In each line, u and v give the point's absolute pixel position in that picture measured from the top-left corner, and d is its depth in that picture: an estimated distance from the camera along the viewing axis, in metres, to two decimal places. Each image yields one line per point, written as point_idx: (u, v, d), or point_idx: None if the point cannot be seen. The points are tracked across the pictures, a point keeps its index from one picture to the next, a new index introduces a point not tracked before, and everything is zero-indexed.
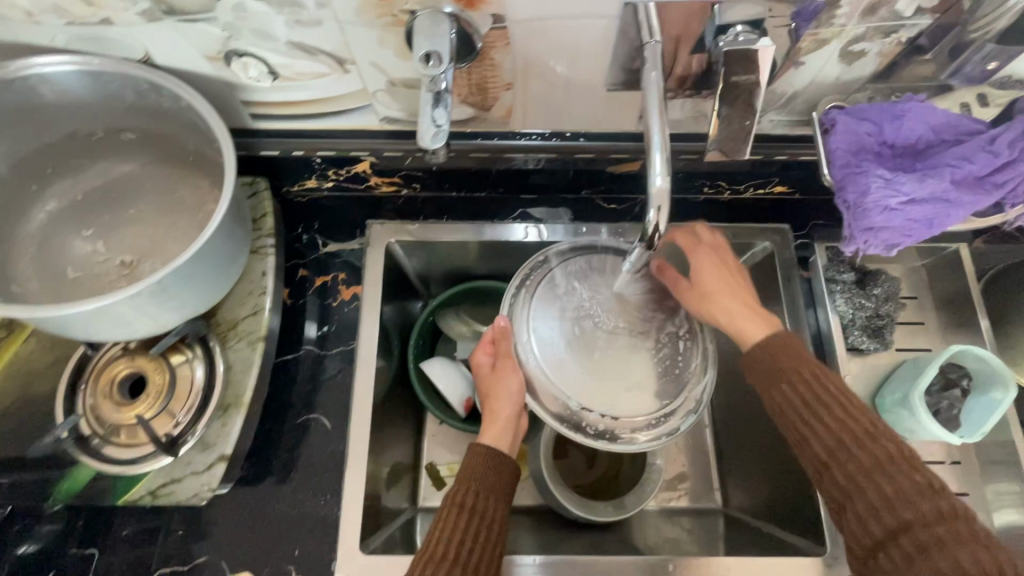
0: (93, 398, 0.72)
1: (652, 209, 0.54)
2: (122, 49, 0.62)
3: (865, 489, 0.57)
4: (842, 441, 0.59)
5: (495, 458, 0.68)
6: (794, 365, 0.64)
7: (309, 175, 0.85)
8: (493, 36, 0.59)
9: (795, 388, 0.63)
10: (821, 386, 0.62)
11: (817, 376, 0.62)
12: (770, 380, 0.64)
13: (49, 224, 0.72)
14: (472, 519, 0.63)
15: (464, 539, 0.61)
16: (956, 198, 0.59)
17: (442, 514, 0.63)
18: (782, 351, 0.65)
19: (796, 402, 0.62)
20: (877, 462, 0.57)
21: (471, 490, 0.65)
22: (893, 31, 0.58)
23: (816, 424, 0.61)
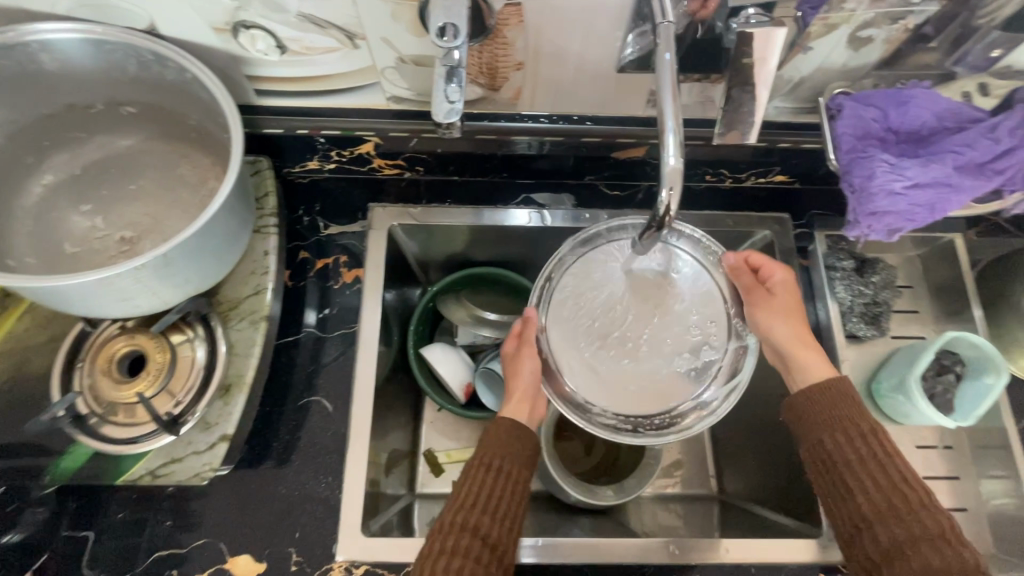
0: (91, 376, 0.70)
1: (664, 189, 0.54)
2: (127, 18, 0.61)
3: (904, 551, 0.59)
4: (895, 505, 0.61)
5: (518, 426, 0.68)
6: (848, 420, 0.65)
7: (311, 155, 0.84)
8: (507, 13, 0.60)
9: (857, 446, 0.64)
10: (879, 448, 0.63)
11: (874, 434, 0.64)
12: (823, 427, 0.66)
13: (45, 198, 0.70)
14: (499, 478, 0.64)
15: (492, 494, 0.63)
16: (958, 184, 0.61)
17: (470, 471, 0.65)
18: (844, 403, 0.66)
19: (847, 456, 0.64)
20: (923, 530, 0.59)
21: (498, 453, 0.66)
22: (901, 18, 0.59)
23: (864, 480, 0.62)
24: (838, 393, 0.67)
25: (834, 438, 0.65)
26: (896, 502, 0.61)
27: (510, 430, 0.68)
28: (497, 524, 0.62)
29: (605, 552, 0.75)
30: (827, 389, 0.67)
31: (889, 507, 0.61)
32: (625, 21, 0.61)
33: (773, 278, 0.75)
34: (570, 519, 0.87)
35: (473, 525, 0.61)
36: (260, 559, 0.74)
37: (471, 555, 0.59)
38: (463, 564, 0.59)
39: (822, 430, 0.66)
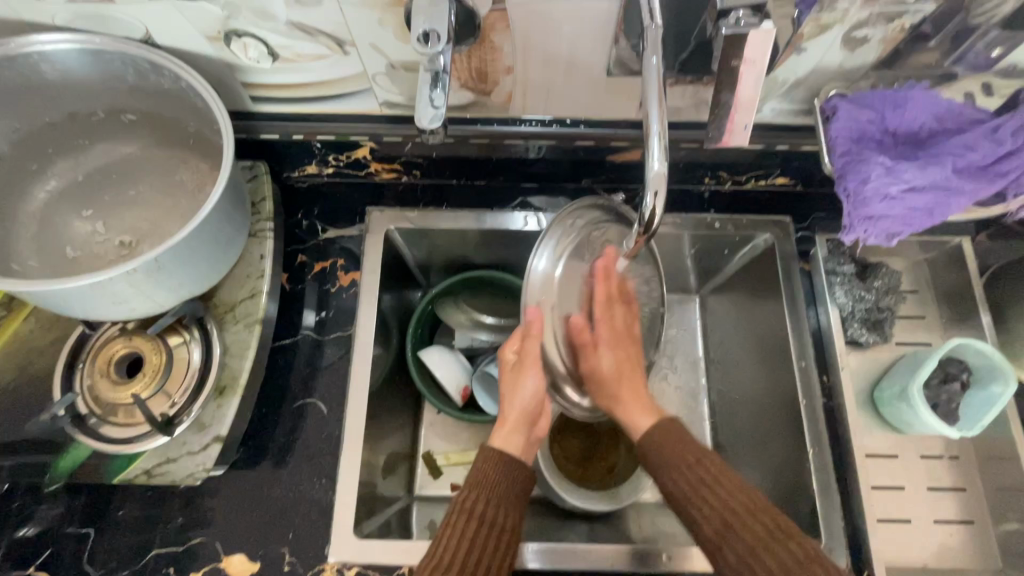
0: (90, 377, 0.72)
1: (649, 193, 0.53)
2: (124, 28, 0.63)
3: (755, 567, 0.55)
4: (729, 522, 0.57)
5: (507, 463, 0.65)
6: (681, 453, 0.62)
7: (309, 160, 0.85)
8: (492, 18, 0.60)
9: (687, 473, 0.60)
10: (704, 472, 0.60)
11: (704, 462, 0.61)
12: (664, 465, 0.62)
13: (49, 204, 0.72)
14: (480, 530, 0.61)
15: (472, 549, 0.60)
16: (957, 187, 0.59)
17: (449, 522, 0.62)
18: (667, 440, 0.63)
19: (686, 490, 0.60)
20: (761, 538, 0.55)
21: (482, 499, 0.63)
22: (896, 17, 0.57)
23: (707, 512, 0.58)
24: (669, 434, 0.63)
25: (672, 479, 0.61)
26: (728, 521, 0.57)
27: (498, 470, 0.65)
28: None
29: (594, 558, 0.74)
30: (649, 432, 0.64)
31: (726, 526, 0.57)
32: (612, 25, 0.61)
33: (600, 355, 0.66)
34: (566, 524, 0.86)
35: None
36: (254, 559, 0.75)
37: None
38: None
39: (659, 470, 0.62)
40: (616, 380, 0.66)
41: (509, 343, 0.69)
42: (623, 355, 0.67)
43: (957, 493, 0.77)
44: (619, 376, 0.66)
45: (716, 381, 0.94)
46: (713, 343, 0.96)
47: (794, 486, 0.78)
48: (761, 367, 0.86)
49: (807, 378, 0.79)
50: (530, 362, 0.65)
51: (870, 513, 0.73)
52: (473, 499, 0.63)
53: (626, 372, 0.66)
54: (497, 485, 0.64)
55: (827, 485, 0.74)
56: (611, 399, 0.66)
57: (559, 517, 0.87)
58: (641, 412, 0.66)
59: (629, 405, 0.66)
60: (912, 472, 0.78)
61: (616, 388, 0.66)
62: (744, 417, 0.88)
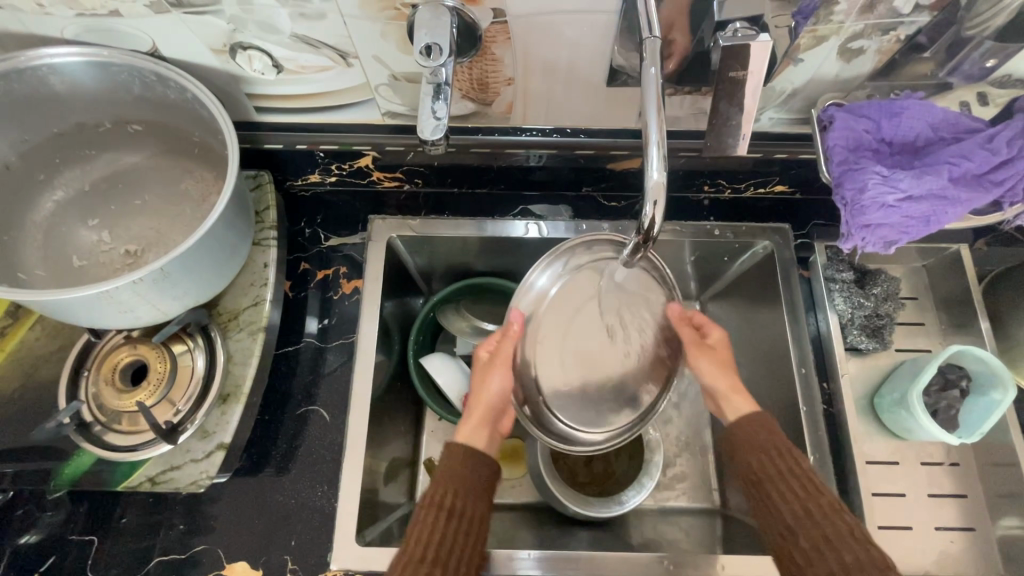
0: (95, 385, 0.73)
1: (648, 203, 0.53)
2: (131, 41, 0.64)
3: (827, 558, 0.56)
4: (809, 512, 0.59)
5: (471, 456, 0.66)
6: (769, 443, 0.64)
7: (312, 169, 0.86)
8: (493, 31, 0.61)
9: (775, 462, 0.62)
10: (792, 464, 0.62)
11: (794, 455, 0.63)
12: (748, 447, 0.64)
13: (56, 214, 0.73)
14: (451, 521, 0.61)
15: (443, 541, 0.60)
16: (953, 195, 0.60)
17: (421, 516, 0.61)
18: (758, 430, 0.65)
19: (770, 475, 0.62)
20: (839, 531, 0.57)
21: (452, 492, 0.63)
22: (891, 29, 0.58)
23: (787, 499, 0.60)
24: (760, 424, 0.66)
25: (759, 461, 0.63)
26: (811, 512, 0.58)
27: (464, 462, 0.65)
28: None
29: (594, 566, 0.74)
30: (750, 416, 0.66)
31: (806, 516, 0.58)
32: (611, 36, 0.62)
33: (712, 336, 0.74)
34: (567, 531, 0.86)
35: None
36: (256, 566, 0.75)
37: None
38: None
39: (747, 451, 0.64)
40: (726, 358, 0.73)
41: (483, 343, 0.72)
42: (731, 374, 0.71)
43: (958, 499, 0.77)
44: (722, 385, 0.71)
45: None
46: None
47: None
48: (761, 374, 0.87)
49: (807, 385, 0.79)
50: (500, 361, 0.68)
51: (871, 520, 0.73)
52: (441, 493, 0.63)
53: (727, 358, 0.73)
54: (465, 476, 0.64)
55: (828, 491, 0.74)
56: (731, 373, 0.71)
57: (561, 523, 0.88)
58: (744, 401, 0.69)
59: (730, 399, 0.70)
60: (912, 478, 0.78)
61: (726, 394, 0.70)
62: None
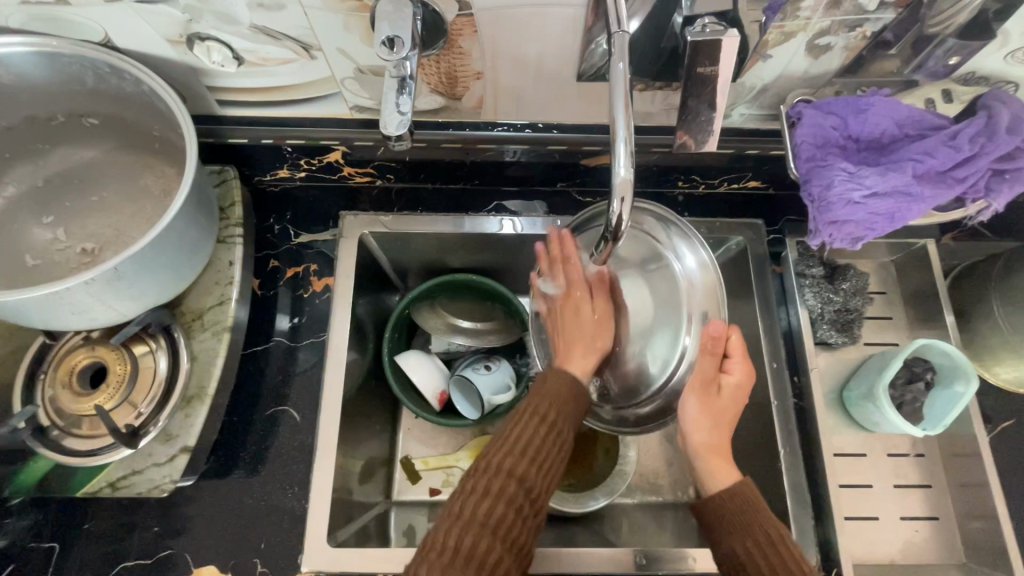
0: (52, 388, 0.71)
1: (615, 200, 0.53)
2: (81, 30, 0.61)
3: None
4: None
5: (576, 386, 0.64)
6: (754, 523, 0.59)
7: (281, 164, 0.84)
8: (459, 23, 0.60)
9: (763, 552, 0.57)
10: (786, 554, 0.57)
11: (787, 544, 0.57)
12: (735, 533, 0.59)
13: (8, 211, 0.70)
14: (553, 437, 0.60)
15: (541, 447, 0.59)
16: (918, 192, 0.60)
17: (526, 419, 0.61)
18: (741, 508, 0.60)
19: (756, 565, 0.57)
20: None
21: (557, 410, 0.62)
22: (857, 26, 0.58)
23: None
24: (744, 498, 0.61)
25: (745, 549, 0.58)
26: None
27: (569, 388, 0.64)
28: (541, 475, 0.58)
29: (569, 562, 0.74)
30: (730, 489, 0.62)
31: None
32: (581, 29, 0.60)
33: (732, 372, 0.67)
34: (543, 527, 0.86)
35: (520, 473, 0.57)
36: (225, 570, 0.74)
37: (513, 502, 0.55)
38: (506, 508, 0.55)
39: (727, 535, 0.60)
40: (728, 402, 0.67)
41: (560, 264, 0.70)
42: (721, 429, 0.67)
43: (923, 489, 0.79)
44: (706, 436, 0.66)
45: None
46: None
47: (766, 486, 0.79)
48: None
49: (779, 379, 0.79)
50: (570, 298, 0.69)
51: (838, 511, 0.74)
52: (541, 405, 0.62)
53: (733, 407, 0.67)
54: (556, 390, 0.63)
55: (798, 484, 0.75)
56: (724, 419, 0.67)
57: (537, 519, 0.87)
58: (727, 468, 0.65)
59: (713, 465, 0.65)
60: (879, 470, 0.80)
61: (706, 452, 0.66)
62: None
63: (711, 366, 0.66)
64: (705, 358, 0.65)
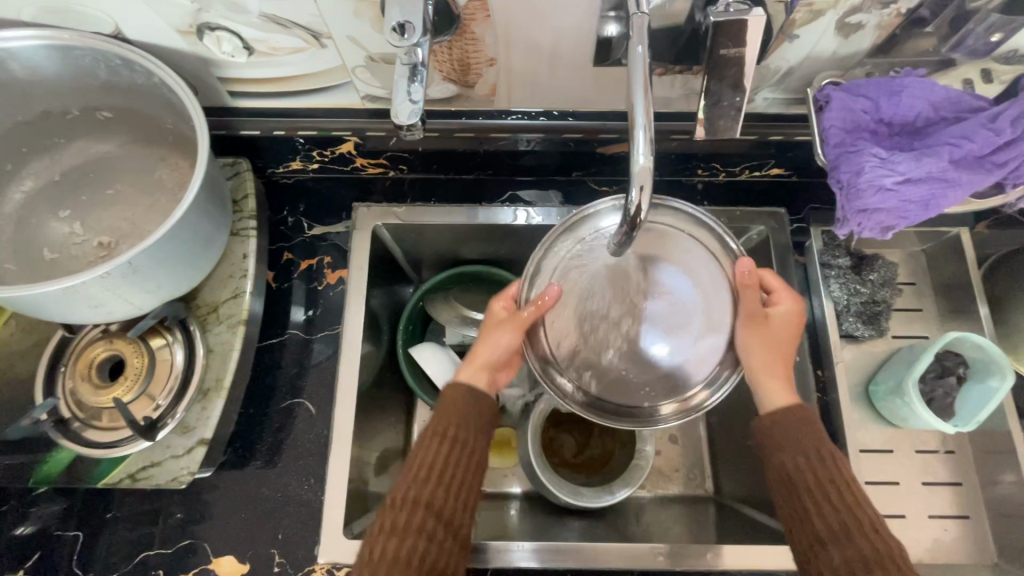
0: (72, 380, 0.71)
1: (634, 188, 0.51)
2: (92, 23, 0.61)
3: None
4: (846, 526, 0.56)
5: (474, 393, 0.66)
6: (807, 440, 0.61)
7: (293, 156, 0.83)
8: (472, 8, 0.58)
9: (812, 466, 0.59)
10: (836, 471, 0.59)
11: (838, 465, 0.59)
12: (791, 449, 0.61)
13: (26, 205, 0.71)
14: (454, 447, 0.63)
15: (446, 469, 0.61)
16: (954, 178, 0.57)
17: (424, 443, 0.63)
18: (801, 427, 0.62)
19: (804, 474, 0.59)
20: (875, 554, 0.54)
21: (454, 422, 0.64)
22: (892, 2, 0.55)
23: (822, 504, 0.58)
24: (799, 417, 0.62)
25: (796, 462, 0.60)
26: (842, 513, 0.57)
27: (465, 393, 0.66)
28: (450, 496, 0.61)
29: (585, 556, 0.73)
30: (786, 409, 0.63)
31: (841, 529, 0.56)
32: (597, 11, 0.58)
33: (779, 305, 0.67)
34: (558, 521, 0.85)
35: (427, 499, 0.59)
36: (244, 560, 0.74)
37: (425, 531, 0.58)
38: (417, 539, 0.57)
39: (781, 451, 0.61)
40: (783, 330, 0.65)
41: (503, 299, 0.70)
42: (781, 354, 0.64)
43: (952, 487, 0.76)
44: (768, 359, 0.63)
45: None
46: None
47: None
48: None
49: (802, 374, 0.77)
50: (515, 321, 0.63)
51: None
52: (445, 425, 0.64)
53: (783, 340, 0.65)
54: (462, 408, 0.65)
55: None
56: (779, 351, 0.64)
57: (553, 512, 0.87)
58: (784, 390, 0.64)
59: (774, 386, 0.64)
60: (906, 466, 0.77)
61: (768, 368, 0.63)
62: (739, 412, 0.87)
63: (750, 295, 0.62)
64: (749, 292, 0.62)
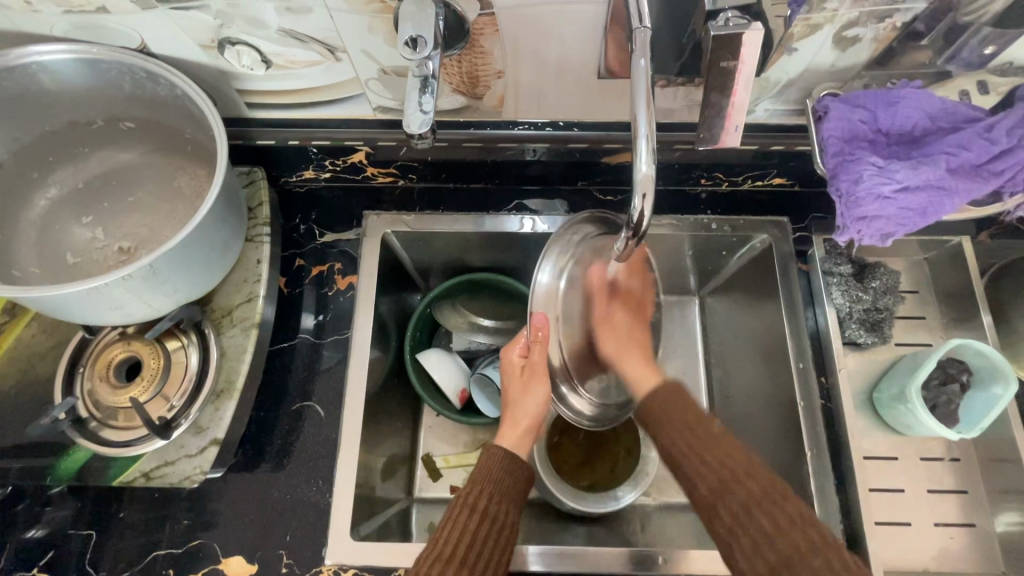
0: (90, 381, 0.73)
1: (637, 196, 0.52)
2: (119, 38, 0.64)
3: (750, 526, 0.53)
4: (725, 480, 0.56)
5: (511, 462, 0.67)
6: (684, 412, 0.62)
7: (307, 165, 0.86)
8: (481, 23, 0.60)
9: (688, 433, 0.60)
10: (706, 434, 0.59)
11: (702, 423, 0.60)
12: (666, 424, 0.62)
13: (50, 211, 0.73)
14: (483, 521, 0.62)
15: (472, 543, 0.60)
16: (951, 186, 0.59)
17: (453, 514, 0.62)
18: (673, 397, 0.63)
19: (682, 445, 0.59)
20: (754, 498, 0.54)
21: (485, 494, 0.64)
22: (887, 16, 0.57)
23: (701, 471, 0.58)
24: (670, 392, 0.63)
25: (672, 437, 0.61)
26: (721, 470, 0.56)
27: (500, 463, 0.67)
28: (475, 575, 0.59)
29: (588, 560, 0.74)
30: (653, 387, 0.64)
31: (721, 485, 0.56)
32: (602, 27, 0.61)
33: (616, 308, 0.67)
34: (563, 527, 0.86)
35: None
36: (252, 561, 0.75)
37: None
38: None
39: (663, 429, 0.62)
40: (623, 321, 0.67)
41: (515, 349, 0.73)
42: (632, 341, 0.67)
43: (958, 495, 0.76)
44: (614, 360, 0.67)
45: (716, 383, 0.93)
46: (711, 344, 0.96)
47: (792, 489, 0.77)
48: (759, 368, 0.86)
49: (805, 380, 0.78)
50: (541, 370, 0.69)
51: (868, 515, 0.72)
52: (474, 496, 0.64)
53: (636, 339, 0.67)
54: (499, 477, 0.66)
55: (826, 487, 0.73)
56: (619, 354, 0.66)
57: (558, 518, 0.87)
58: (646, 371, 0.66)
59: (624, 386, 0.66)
60: (911, 473, 0.77)
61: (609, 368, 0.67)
62: (744, 420, 0.88)
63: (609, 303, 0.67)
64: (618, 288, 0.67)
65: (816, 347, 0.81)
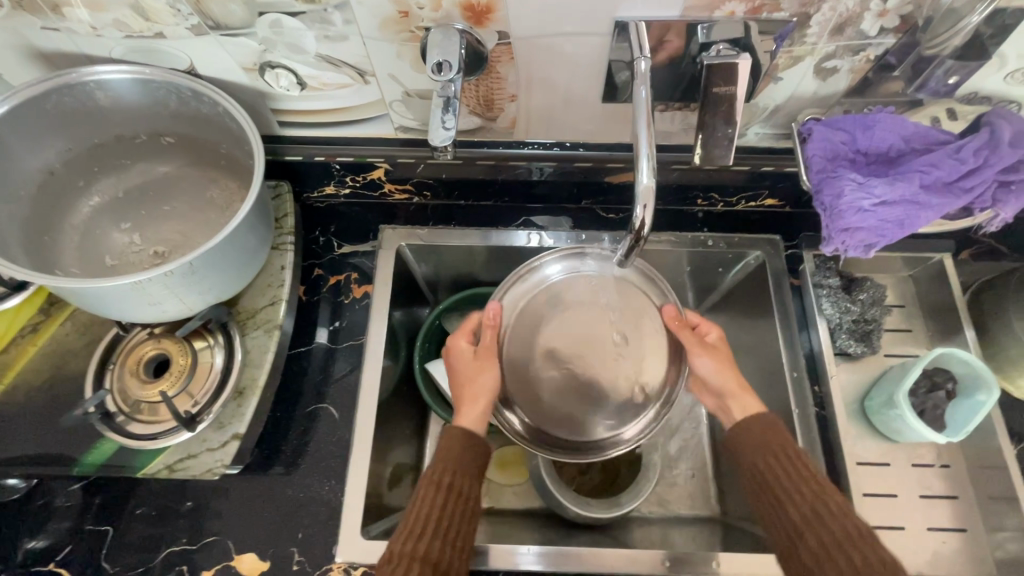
0: (120, 377, 0.77)
1: (639, 206, 0.57)
2: (171, 60, 0.70)
3: (835, 557, 0.57)
4: (816, 511, 0.60)
5: (470, 439, 0.69)
6: (778, 444, 0.66)
7: (328, 181, 0.92)
8: (498, 51, 0.67)
9: (778, 465, 0.64)
10: (800, 467, 0.63)
11: (798, 455, 0.65)
12: (755, 453, 0.66)
13: (91, 217, 0.79)
14: (450, 497, 0.64)
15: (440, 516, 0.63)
16: (925, 201, 0.64)
17: (421, 494, 0.64)
18: (768, 434, 0.67)
19: (776, 476, 0.64)
20: (844, 533, 0.58)
21: (449, 471, 0.66)
22: (861, 50, 0.64)
23: (792, 497, 0.62)
24: (764, 427, 0.68)
25: (763, 461, 0.65)
26: (813, 503, 0.61)
27: (460, 443, 0.68)
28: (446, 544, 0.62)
29: (591, 561, 0.76)
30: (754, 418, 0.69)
31: (813, 518, 0.60)
32: (607, 57, 0.67)
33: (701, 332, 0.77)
34: (567, 533, 0.87)
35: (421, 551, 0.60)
36: (265, 558, 0.77)
37: None
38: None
39: (753, 455, 0.66)
40: (721, 374, 0.73)
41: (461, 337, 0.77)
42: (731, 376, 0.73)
43: (949, 501, 0.79)
44: (725, 382, 0.72)
45: None
46: None
47: None
48: (755, 379, 0.89)
49: (799, 388, 0.81)
50: (490, 355, 0.74)
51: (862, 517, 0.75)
52: (440, 473, 0.66)
53: (735, 377, 0.73)
54: (455, 456, 0.67)
55: None
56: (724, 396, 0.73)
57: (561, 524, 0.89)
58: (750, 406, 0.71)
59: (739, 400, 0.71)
60: (903, 479, 0.80)
61: (730, 391, 0.72)
62: None
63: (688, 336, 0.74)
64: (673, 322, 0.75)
65: (811, 367, 0.84)
